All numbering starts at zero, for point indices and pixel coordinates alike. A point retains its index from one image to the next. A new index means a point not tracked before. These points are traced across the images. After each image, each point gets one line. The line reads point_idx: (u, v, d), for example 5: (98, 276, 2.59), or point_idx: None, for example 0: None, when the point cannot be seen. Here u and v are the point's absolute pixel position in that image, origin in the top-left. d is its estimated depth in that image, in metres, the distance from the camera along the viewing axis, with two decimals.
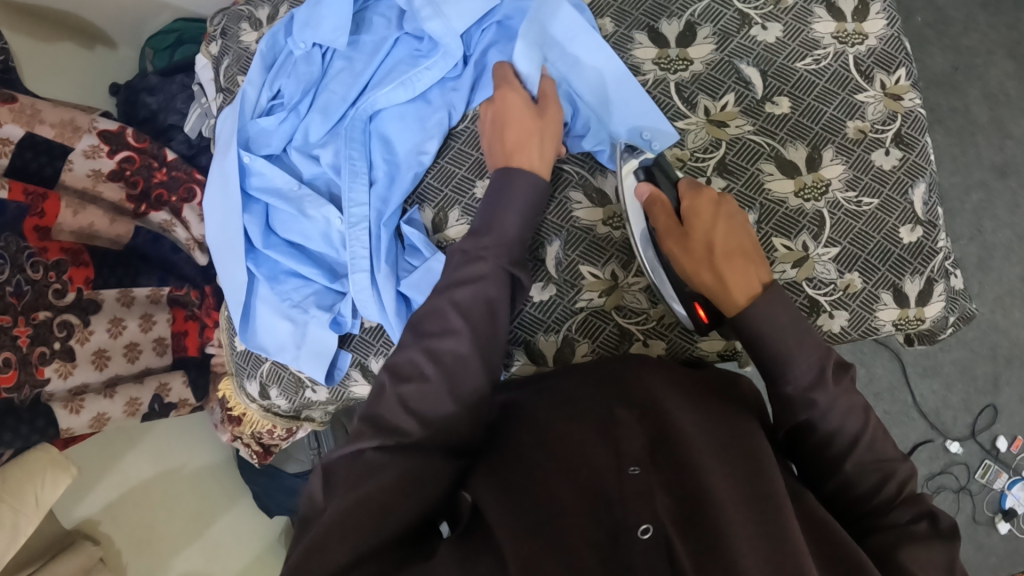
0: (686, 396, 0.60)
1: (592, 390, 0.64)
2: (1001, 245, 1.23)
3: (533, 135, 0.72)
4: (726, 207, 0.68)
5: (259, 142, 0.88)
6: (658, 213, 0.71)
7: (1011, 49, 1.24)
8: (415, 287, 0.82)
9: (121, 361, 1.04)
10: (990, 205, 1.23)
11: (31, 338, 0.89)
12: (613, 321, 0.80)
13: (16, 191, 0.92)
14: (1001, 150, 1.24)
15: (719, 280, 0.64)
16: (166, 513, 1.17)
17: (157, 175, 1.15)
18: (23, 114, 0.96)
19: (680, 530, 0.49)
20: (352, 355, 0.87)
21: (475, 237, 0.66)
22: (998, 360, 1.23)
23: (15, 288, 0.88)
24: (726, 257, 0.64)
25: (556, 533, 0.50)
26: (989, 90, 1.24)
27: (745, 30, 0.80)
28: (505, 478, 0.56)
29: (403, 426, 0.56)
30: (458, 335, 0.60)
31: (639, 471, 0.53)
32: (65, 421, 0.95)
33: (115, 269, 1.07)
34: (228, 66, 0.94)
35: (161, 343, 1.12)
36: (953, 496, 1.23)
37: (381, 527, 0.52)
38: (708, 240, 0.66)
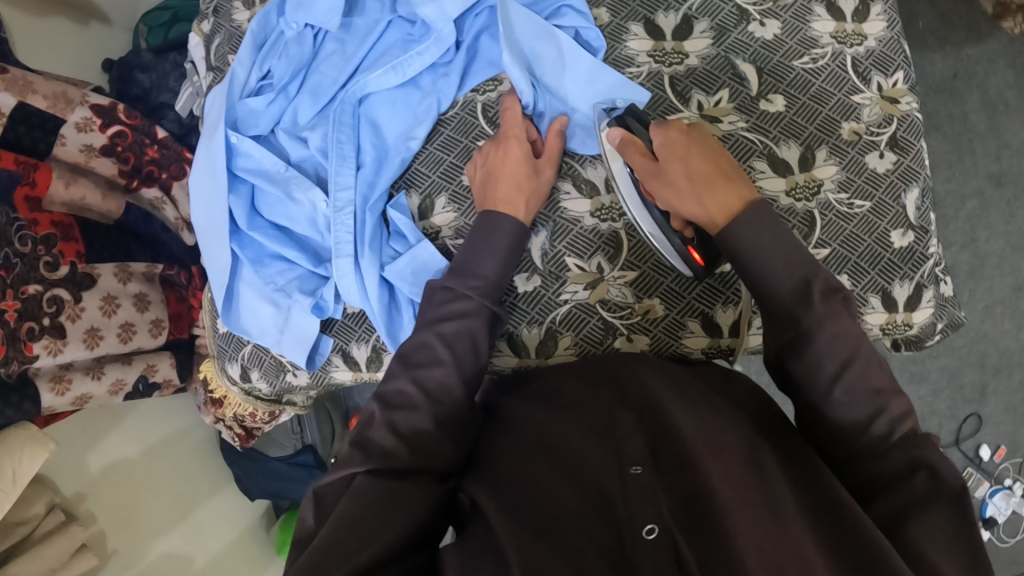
0: (680, 397, 0.60)
1: (592, 391, 0.63)
2: (994, 254, 1.22)
3: (517, 192, 0.74)
4: (697, 136, 0.69)
5: (248, 123, 0.86)
6: (632, 154, 0.71)
7: (1012, 59, 1.23)
8: (398, 274, 0.80)
9: (114, 341, 1.01)
10: (985, 213, 1.22)
11: (18, 313, 0.88)
12: (597, 315, 0.78)
13: (6, 159, 0.91)
14: (998, 159, 1.23)
15: (694, 205, 0.65)
16: (149, 493, 1.14)
17: (149, 151, 1.14)
18: (16, 84, 0.95)
19: (689, 539, 0.48)
20: (334, 341, 0.86)
21: (462, 276, 0.70)
22: (986, 369, 1.22)
23: (4, 260, 0.87)
24: (705, 177, 0.66)
25: (561, 535, 0.49)
26: (989, 98, 1.23)
27: (742, 26, 0.79)
28: (500, 482, 0.56)
29: (393, 450, 0.59)
30: (444, 365, 0.65)
31: (642, 472, 0.52)
32: (49, 401, 0.94)
33: (105, 247, 1.05)
34: (220, 45, 0.92)
35: (156, 325, 1.11)
36: None
37: (371, 543, 0.52)
38: (685, 171, 0.67)
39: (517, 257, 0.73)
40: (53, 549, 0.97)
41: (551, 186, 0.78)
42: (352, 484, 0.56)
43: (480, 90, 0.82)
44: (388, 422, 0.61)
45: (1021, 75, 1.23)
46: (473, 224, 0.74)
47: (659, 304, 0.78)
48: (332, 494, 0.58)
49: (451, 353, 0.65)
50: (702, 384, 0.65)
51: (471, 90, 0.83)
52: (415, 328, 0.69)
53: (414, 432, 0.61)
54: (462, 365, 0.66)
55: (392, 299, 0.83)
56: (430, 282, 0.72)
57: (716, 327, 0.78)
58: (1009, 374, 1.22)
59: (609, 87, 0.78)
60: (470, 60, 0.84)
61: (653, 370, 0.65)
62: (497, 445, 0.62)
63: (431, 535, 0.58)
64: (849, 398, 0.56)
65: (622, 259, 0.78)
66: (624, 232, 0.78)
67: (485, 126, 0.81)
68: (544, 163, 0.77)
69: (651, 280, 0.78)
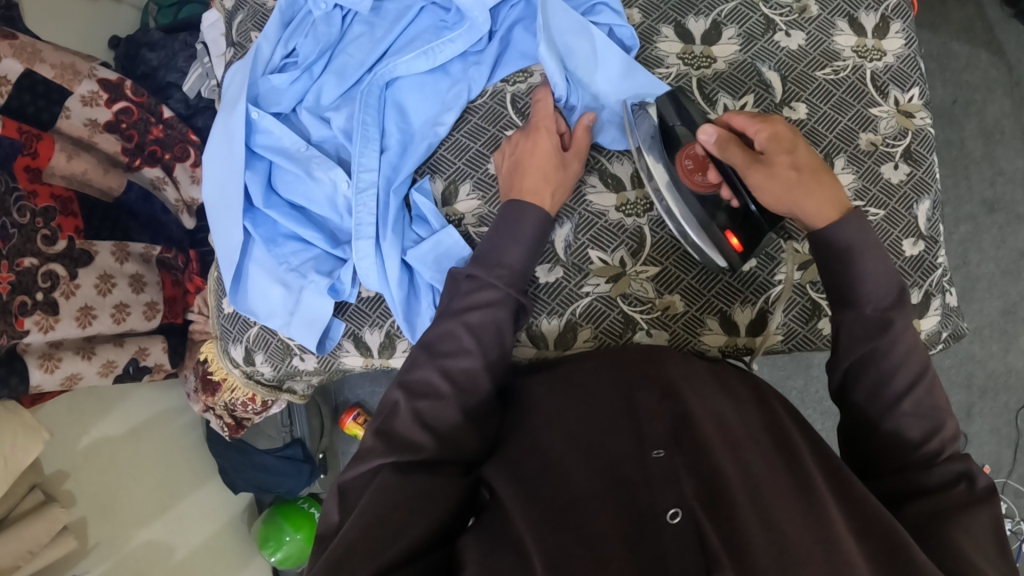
0: (706, 387, 0.61)
1: (609, 373, 0.62)
2: (985, 278, 1.26)
3: (547, 183, 0.74)
4: (794, 133, 0.68)
5: (269, 100, 0.85)
6: (731, 145, 0.66)
7: (1009, 88, 1.28)
8: (421, 258, 0.80)
9: (107, 321, 0.97)
10: (977, 237, 1.27)
11: (12, 286, 0.84)
12: (618, 308, 0.79)
13: (10, 128, 0.88)
14: (992, 185, 1.27)
15: (807, 206, 0.63)
16: (131, 481, 1.08)
17: (154, 130, 1.11)
18: (24, 51, 0.93)
19: (711, 517, 0.48)
20: (346, 325, 0.85)
21: (486, 266, 0.68)
22: (972, 390, 1.26)
23: (2, 230, 0.84)
24: (814, 171, 0.64)
25: (577, 520, 0.49)
26: (985, 126, 1.28)
27: (768, 34, 0.81)
28: (523, 469, 0.56)
29: (416, 440, 0.58)
30: (470, 355, 0.63)
31: (663, 454, 0.52)
32: (37, 378, 0.89)
33: (104, 223, 1.02)
34: (243, 21, 0.91)
35: (151, 308, 1.06)
36: None
37: (396, 539, 0.51)
38: (793, 161, 0.65)
39: (541, 248, 0.72)
40: (32, 532, 0.90)
41: (577, 181, 0.78)
42: (376, 479, 0.56)
43: (509, 81, 0.83)
44: (414, 412, 0.60)
45: (1017, 106, 1.28)
46: (499, 212, 0.73)
47: (679, 300, 0.78)
48: (353, 485, 0.57)
49: (476, 342, 0.63)
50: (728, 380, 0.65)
51: (500, 81, 0.83)
52: (440, 316, 0.67)
53: (438, 420, 0.60)
54: (487, 355, 0.64)
55: (411, 285, 0.82)
56: (452, 270, 0.70)
57: (734, 325, 0.79)
58: (995, 395, 1.26)
59: (641, 86, 0.79)
60: (500, 51, 0.84)
61: (671, 355, 0.65)
62: (518, 433, 0.61)
63: (456, 528, 0.57)
64: (880, 391, 0.57)
65: (644, 254, 0.79)
66: (647, 228, 0.79)
67: (514, 117, 0.82)
68: (572, 156, 0.77)
69: (673, 276, 0.78)
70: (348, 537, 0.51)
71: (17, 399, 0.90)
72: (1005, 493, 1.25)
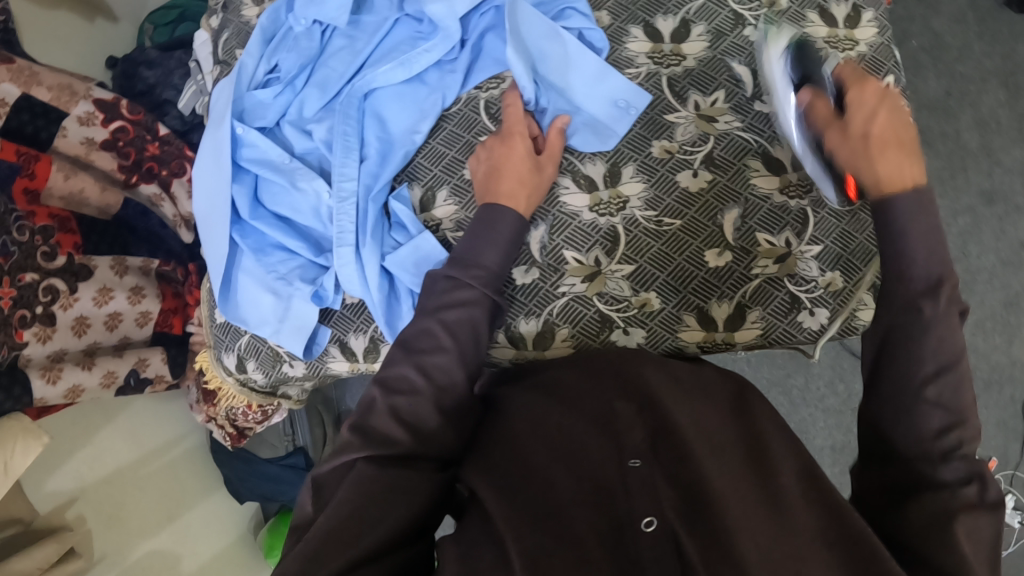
0: (683, 390, 0.61)
1: (591, 380, 0.63)
2: (985, 269, 1.22)
3: (523, 185, 0.75)
4: (892, 101, 0.66)
5: (254, 115, 0.88)
6: (817, 110, 0.69)
7: (1004, 78, 1.25)
8: (399, 263, 0.81)
9: (101, 329, 1.02)
10: (977, 229, 1.23)
11: (13, 300, 0.89)
12: (594, 307, 0.79)
13: (8, 151, 0.93)
14: (990, 175, 1.23)
15: (869, 169, 0.63)
16: (137, 492, 1.13)
17: (150, 147, 1.14)
18: (22, 74, 0.98)
19: (689, 527, 0.50)
20: (331, 331, 0.87)
21: (464, 266, 0.69)
22: (977, 383, 1.22)
23: (2, 248, 0.88)
24: (885, 142, 0.63)
25: (562, 523, 0.51)
26: (982, 116, 1.25)
27: (738, 30, 0.81)
28: (499, 472, 0.56)
29: (392, 435, 0.58)
30: (446, 353, 0.63)
31: (641, 464, 0.54)
32: (41, 390, 0.92)
33: (105, 237, 1.06)
34: (228, 39, 0.93)
35: (144, 316, 1.09)
36: None
37: (368, 531, 0.52)
38: (866, 129, 0.64)
39: (518, 249, 0.72)
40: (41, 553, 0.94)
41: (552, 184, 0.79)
42: (353, 470, 0.56)
43: (483, 87, 0.84)
44: (391, 408, 0.60)
45: (1012, 95, 1.24)
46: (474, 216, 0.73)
47: (655, 297, 0.79)
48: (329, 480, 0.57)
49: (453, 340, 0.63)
50: (703, 381, 0.64)
51: (474, 87, 0.85)
52: (416, 315, 0.66)
53: (414, 417, 0.60)
54: (463, 352, 0.64)
55: (392, 289, 0.84)
56: (431, 271, 0.70)
57: (712, 321, 0.79)
58: (1000, 389, 1.22)
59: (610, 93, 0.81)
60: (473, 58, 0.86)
61: (645, 357, 0.65)
62: (491, 435, 0.61)
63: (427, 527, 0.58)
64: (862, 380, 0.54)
65: (619, 253, 0.79)
66: (621, 226, 0.79)
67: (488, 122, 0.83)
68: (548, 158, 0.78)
69: (648, 274, 0.79)
70: (322, 529, 0.52)
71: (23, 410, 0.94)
72: (1012, 486, 1.21)
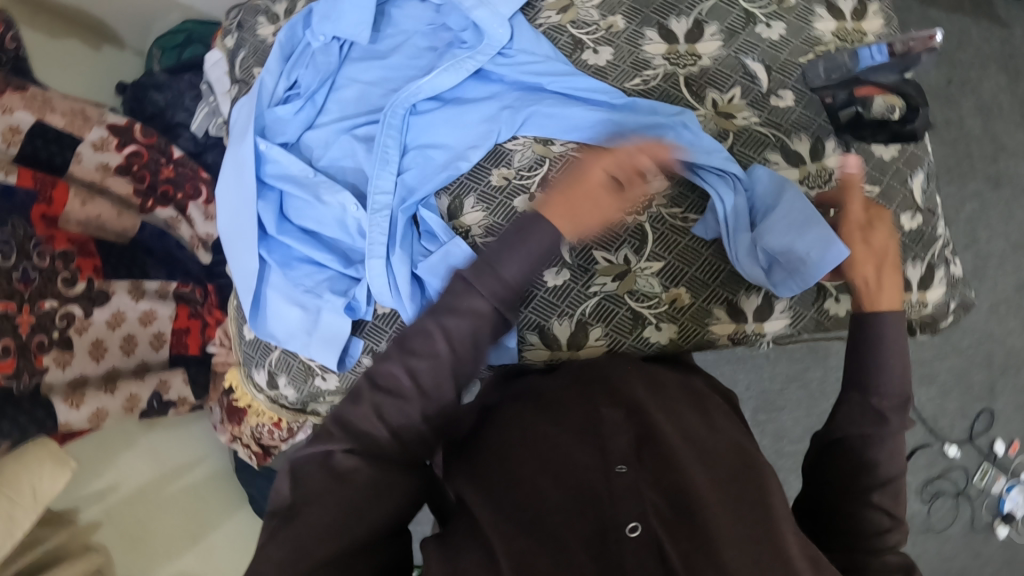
0: (663, 400, 0.63)
1: (575, 388, 0.65)
2: (996, 254, 1.23)
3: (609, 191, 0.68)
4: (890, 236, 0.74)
5: (275, 131, 0.89)
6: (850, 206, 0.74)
7: (1003, 63, 1.27)
8: (432, 266, 0.82)
9: (118, 353, 1.02)
10: (984, 215, 1.23)
11: (31, 326, 0.88)
12: (626, 305, 0.81)
13: (25, 177, 0.93)
14: (995, 161, 1.25)
15: (875, 293, 0.68)
16: (158, 516, 1.11)
17: (164, 170, 1.14)
18: (35, 101, 0.99)
19: (670, 532, 0.51)
20: (364, 342, 0.88)
21: (484, 269, 0.62)
22: (993, 368, 1.20)
23: (24, 273, 0.89)
24: (886, 271, 0.69)
25: (546, 529, 0.52)
26: (983, 103, 1.26)
27: (750, 27, 0.83)
28: (488, 478, 0.58)
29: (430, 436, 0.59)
30: (440, 360, 0.59)
31: (627, 470, 0.54)
32: (65, 415, 0.91)
33: (121, 261, 1.06)
34: (245, 58, 0.94)
35: (158, 338, 1.09)
36: (952, 503, 1.18)
37: (358, 520, 0.54)
38: (880, 247, 0.71)
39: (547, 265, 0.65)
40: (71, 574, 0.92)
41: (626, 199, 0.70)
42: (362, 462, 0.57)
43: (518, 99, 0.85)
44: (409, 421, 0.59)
45: (1012, 80, 1.27)
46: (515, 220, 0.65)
47: (685, 292, 0.80)
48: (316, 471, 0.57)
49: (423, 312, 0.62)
50: (686, 388, 0.68)
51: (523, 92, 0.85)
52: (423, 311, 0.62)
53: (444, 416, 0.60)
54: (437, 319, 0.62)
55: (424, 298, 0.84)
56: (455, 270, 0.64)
57: (740, 312, 0.81)
58: (1016, 372, 1.20)
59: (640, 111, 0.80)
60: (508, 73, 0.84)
61: (626, 369, 0.68)
62: (483, 445, 0.62)
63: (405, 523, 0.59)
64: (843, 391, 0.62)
65: (648, 250, 0.80)
66: (649, 224, 0.80)
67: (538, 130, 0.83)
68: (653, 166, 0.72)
69: (677, 270, 0.80)
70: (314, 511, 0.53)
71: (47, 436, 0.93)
72: None
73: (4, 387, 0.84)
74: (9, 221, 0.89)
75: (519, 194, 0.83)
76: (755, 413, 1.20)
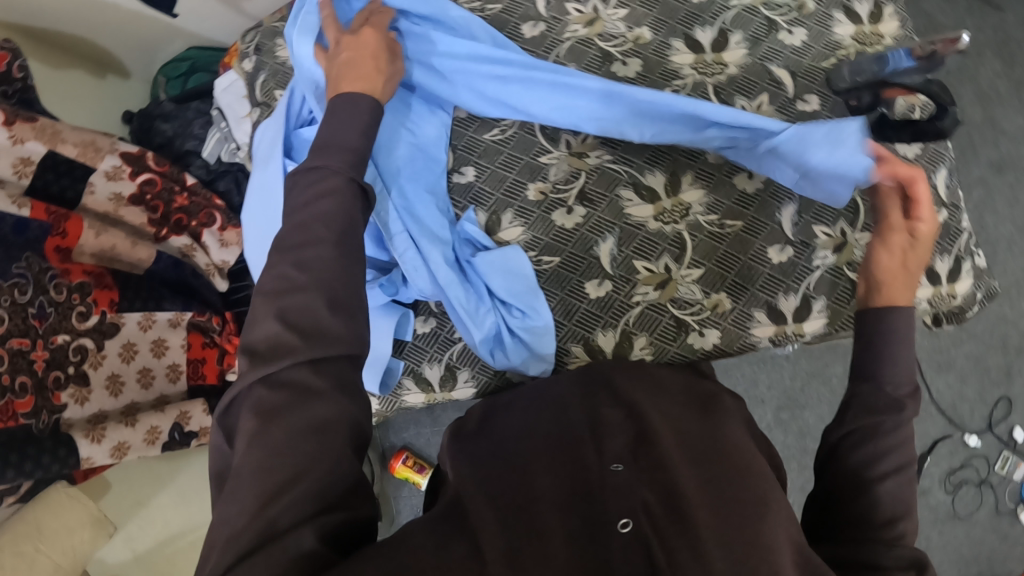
0: (670, 407, 0.65)
1: (580, 394, 0.67)
2: (1004, 239, 1.27)
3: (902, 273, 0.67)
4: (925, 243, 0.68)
5: (303, 152, 0.88)
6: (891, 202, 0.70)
7: (998, 50, 1.31)
8: (489, 266, 0.81)
9: (134, 387, 0.99)
10: (991, 200, 1.27)
11: (46, 363, 0.87)
12: (669, 313, 0.81)
13: (38, 210, 0.90)
14: (997, 147, 1.29)
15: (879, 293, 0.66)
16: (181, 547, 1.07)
17: (178, 198, 1.11)
18: (45, 132, 0.94)
19: (657, 532, 0.51)
20: (405, 363, 0.86)
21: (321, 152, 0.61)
22: (1008, 351, 1.24)
23: (38, 310, 0.87)
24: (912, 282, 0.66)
25: (532, 518, 0.52)
26: (982, 90, 1.30)
27: (772, 35, 0.85)
28: (490, 474, 0.59)
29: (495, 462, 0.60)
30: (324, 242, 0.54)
31: (622, 469, 0.56)
32: (87, 450, 0.89)
33: (140, 294, 1.03)
34: (266, 81, 0.94)
35: (173, 369, 1.05)
36: (975, 490, 1.22)
37: (296, 479, 0.45)
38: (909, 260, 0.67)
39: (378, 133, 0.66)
40: None
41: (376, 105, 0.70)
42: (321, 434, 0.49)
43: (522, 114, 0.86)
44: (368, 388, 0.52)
45: (1007, 65, 1.30)
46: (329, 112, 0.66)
47: (726, 298, 0.81)
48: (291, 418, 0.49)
49: (333, 231, 0.55)
50: (692, 393, 0.70)
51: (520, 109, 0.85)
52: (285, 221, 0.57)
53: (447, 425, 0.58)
54: (347, 241, 0.55)
55: None
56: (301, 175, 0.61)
57: (781, 314, 0.81)
58: None
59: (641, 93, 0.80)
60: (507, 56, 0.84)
61: (636, 373, 0.71)
62: (486, 447, 0.64)
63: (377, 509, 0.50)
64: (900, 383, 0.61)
65: (687, 258, 0.82)
66: (686, 232, 0.82)
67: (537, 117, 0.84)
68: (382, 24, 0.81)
69: (716, 276, 0.81)
70: (242, 469, 0.45)
71: (69, 474, 0.90)
72: None
73: (25, 426, 0.83)
74: (23, 260, 0.87)
75: (558, 207, 0.84)
76: (777, 412, 1.23)
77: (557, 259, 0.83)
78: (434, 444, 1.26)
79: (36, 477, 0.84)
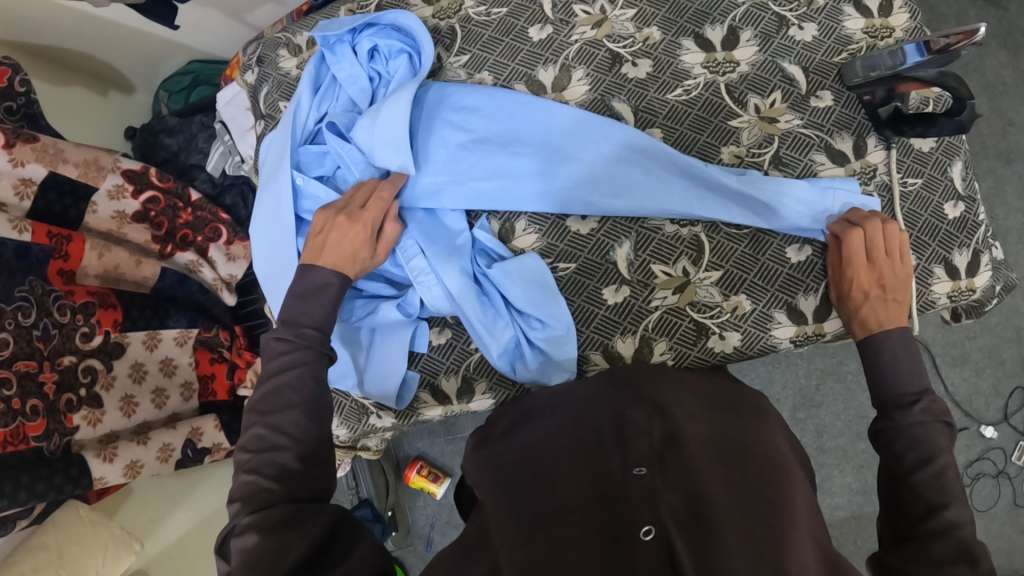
0: (695, 403, 0.64)
1: (608, 392, 0.66)
2: (1015, 229, 1.26)
3: (897, 262, 0.74)
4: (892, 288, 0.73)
5: (310, 165, 0.86)
6: (875, 235, 0.74)
7: (1003, 39, 1.30)
8: (507, 276, 0.80)
9: (149, 407, 0.97)
10: (1000, 191, 1.27)
11: (56, 385, 0.85)
12: (688, 317, 0.80)
13: (40, 234, 0.88)
14: (1005, 136, 1.28)
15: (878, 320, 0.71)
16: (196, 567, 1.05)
17: (183, 214, 1.09)
18: (47, 153, 0.92)
19: (685, 536, 0.49)
20: (420, 375, 0.85)
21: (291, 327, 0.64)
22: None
23: (42, 331, 0.84)
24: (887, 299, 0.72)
25: (556, 531, 0.52)
26: (987, 81, 1.29)
27: (783, 31, 0.84)
28: (518, 491, 0.58)
29: (522, 480, 0.59)
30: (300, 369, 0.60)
31: (645, 472, 0.53)
32: (99, 469, 0.88)
33: (145, 311, 1.01)
34: (270, 93, 0.93)
35: (186, 388, 1.03)
36: (992, 482, 1.21)
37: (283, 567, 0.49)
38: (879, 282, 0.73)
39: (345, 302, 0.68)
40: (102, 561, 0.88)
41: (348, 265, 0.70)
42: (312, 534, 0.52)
43: None
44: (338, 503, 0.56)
45: (1014, 55, 1.30)
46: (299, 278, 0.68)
47: (745, 299, 0.80)
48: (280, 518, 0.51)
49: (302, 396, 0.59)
50: (718, 397, 0.68)
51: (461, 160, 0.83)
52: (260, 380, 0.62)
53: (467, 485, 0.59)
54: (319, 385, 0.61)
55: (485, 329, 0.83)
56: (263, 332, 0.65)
57: (801, 314, 0.80)
58: None
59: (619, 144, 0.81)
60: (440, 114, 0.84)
61: (655, 374, 0.69)
62: (513, 457, 0.64)
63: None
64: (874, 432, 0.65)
65: (704, 260, 0.81)
66: (704, 234, 0.81)
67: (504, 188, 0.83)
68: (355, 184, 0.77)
69: (735, 277, 0.80)
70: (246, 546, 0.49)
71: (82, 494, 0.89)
72: None
73: (35, 448, 0.81)
74: (26, 281, 0.84)
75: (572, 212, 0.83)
76: (793, 413, 1.23)
77: (573, 265, 0.82)
78: (448, 454, 1.25)
79: (49, 498, 0.81)
